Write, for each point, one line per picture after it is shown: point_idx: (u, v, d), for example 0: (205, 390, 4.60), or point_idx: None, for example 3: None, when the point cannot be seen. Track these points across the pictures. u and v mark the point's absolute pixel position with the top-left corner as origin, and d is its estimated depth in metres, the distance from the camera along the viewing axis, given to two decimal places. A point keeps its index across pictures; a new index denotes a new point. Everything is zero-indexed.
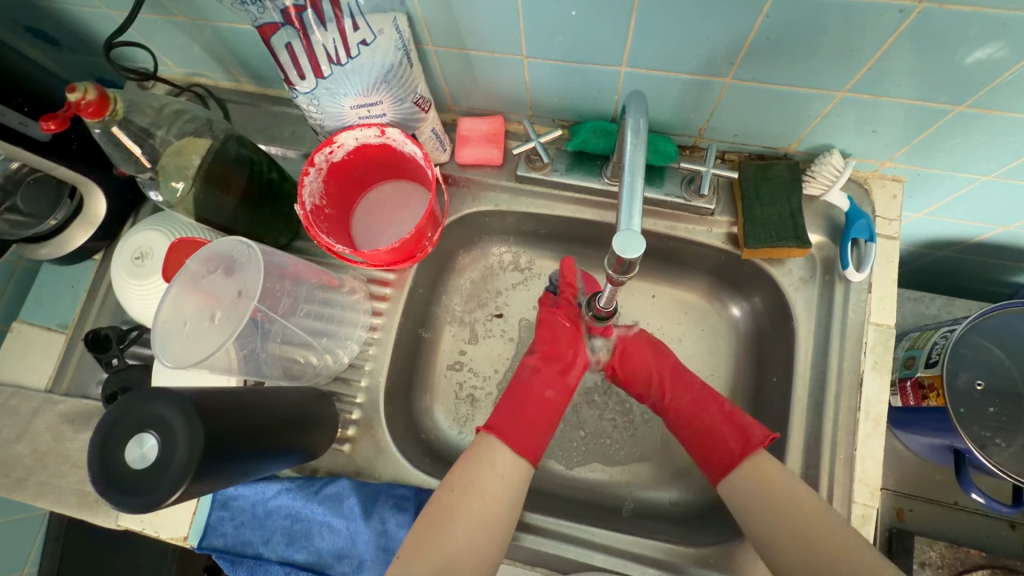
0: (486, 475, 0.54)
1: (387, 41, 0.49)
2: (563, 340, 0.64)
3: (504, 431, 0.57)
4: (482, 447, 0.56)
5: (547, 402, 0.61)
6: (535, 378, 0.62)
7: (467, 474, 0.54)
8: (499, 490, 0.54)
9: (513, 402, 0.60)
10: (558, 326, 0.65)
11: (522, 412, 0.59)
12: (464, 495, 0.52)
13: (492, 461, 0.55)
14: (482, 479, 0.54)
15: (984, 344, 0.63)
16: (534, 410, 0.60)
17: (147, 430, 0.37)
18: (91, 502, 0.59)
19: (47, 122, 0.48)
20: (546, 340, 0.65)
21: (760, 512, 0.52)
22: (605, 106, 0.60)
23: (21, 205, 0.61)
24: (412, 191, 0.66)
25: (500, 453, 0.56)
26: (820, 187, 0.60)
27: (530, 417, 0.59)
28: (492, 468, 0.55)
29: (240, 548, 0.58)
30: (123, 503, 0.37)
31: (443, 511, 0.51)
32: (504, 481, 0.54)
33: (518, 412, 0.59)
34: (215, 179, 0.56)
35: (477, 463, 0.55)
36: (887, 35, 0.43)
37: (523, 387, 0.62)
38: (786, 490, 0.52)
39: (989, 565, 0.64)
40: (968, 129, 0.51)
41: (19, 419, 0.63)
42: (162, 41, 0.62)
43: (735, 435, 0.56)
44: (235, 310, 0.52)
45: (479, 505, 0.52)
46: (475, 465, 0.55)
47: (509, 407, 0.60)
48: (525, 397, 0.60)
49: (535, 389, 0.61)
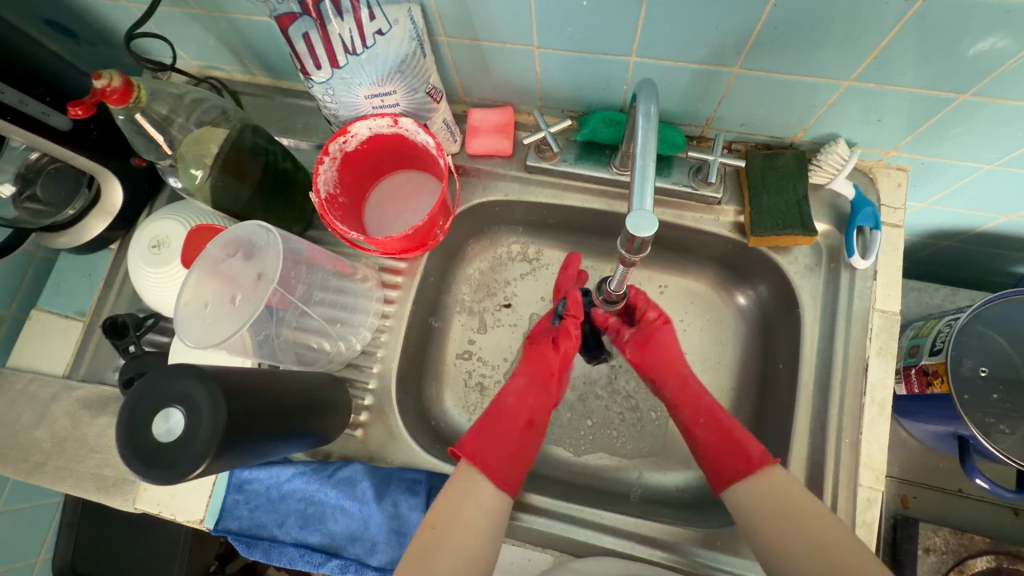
0: (469, 508, 0.52)
1: (402, 31, 0.50)
2: (543, 364, 0.64)
3: (481, 459, 0.55)
4: (464, 480, 0.54)
5: (524, 431, 0.59)
6: (517, 403, 0.61)
7: (446, 510, 0.51)
8: (483, 523, 0.52)
9: (494, 430, 0.58)
10: (546, 352, 0.65)
11: (503, 443, 0.57)
12: (443, 531, 0.50)
13: (476, 491, 0.53)
14: (463, 513, 0.51)
15: (987, 332, 0.64)
16: (511, 442, 0.58)
17: (174, 405, 0.39)
18: (108, 486, 0.60)
19: (74, 107, 0.49)
20: (533, 363, 0.65)
21: (766, 505, 0.51)
22: (614, 96, 0.61)
23: (40, 194, 0.62)
24: (423, 181, 0.67)
25: (481, 486, 0.54)
26: (826, 176, 0.61)
27: (505, 442, 0.58)
28: (474, 503, 0.52)
29: (255, 531, 0.59)
30: (151, 475, 0.38)
31: (424, 548, 0.49)
32: (485, 510, 0.52)
33: (496, 437, 0.58)
34: (232, 167, 0.57)
35: (456, 499, 0.52)
36: (893, 22, 0.44)
37: (505, 415, 0.60)
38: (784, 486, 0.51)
39: (993, 551, 0.64)
40: (971, 118, 0.52)
41: (38, 404, 0.64)
42: (179, 33, 0.64)
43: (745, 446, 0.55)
44: (254, 294, 0.53)
45: (460, 537, 0.50)
46: (456, 499, 0.52)
47: (486, 432, 0.58)
48: (507, 425, 0.59)
49: (512, 414, 0.60)
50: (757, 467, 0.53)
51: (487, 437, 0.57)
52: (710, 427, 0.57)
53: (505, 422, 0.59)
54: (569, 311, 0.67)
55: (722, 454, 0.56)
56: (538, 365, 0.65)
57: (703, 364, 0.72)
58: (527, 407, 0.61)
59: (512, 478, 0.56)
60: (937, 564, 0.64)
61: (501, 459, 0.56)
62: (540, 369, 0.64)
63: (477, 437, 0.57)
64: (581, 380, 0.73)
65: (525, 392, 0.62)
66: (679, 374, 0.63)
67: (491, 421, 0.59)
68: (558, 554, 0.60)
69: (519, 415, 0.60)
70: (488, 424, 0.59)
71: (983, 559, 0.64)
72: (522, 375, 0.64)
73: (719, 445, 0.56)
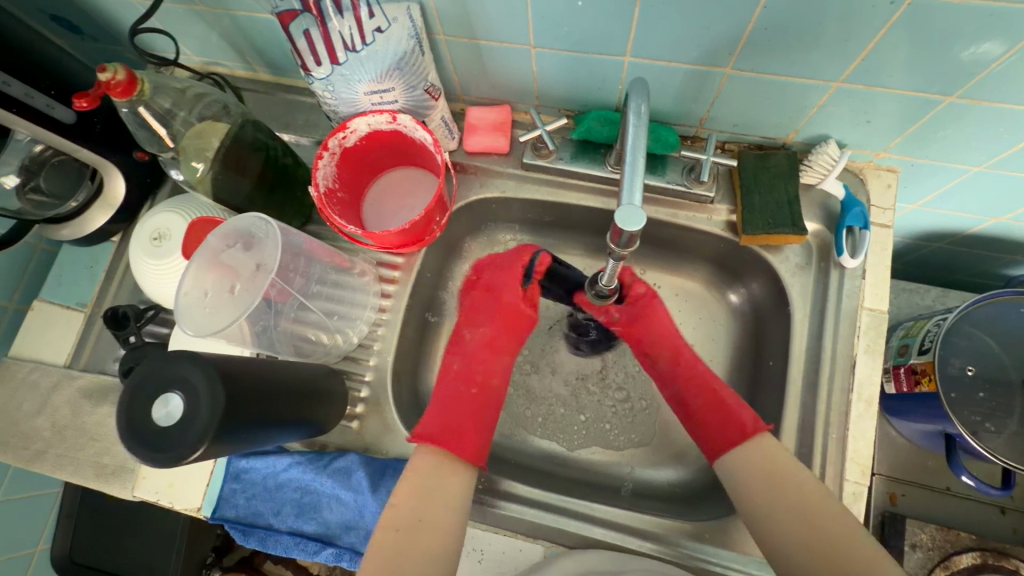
0: (434, 506, 0.52)
1: (401, 29, 0.51)
2: (519, 334, 0.69)
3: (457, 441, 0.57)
4: (429, 477, 0.54)
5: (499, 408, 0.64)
6: (500, 373, 0.65)
7: (412, 511, 0.51)
8: (452, 519, 0.52)
9: (472, 411, 0.61)
10: (522, 316, 0.69)
11: (478, 423, 0.60)
12: (409, 533, 0.50)
13: (444, 487, 0.54)
14: (428, 515, 0.52)
15: (975, 333, 0.65)
16: (480, 423, 0.60)
17: (173, 390, 0.40)
18: (108, 473, 0.61)
19: (79, 99, 0.50)
20: (512, 332, 0.68)
21: (761, 484, 0.52)
22: (609, 96, 0.62)
23: (44, 185, 0.63)
24: (421, 178, 0.69)
25: (448, 480, 0.55)
26: (816, 176, 0.62)
27: (489, 425, 0.61)
28: (439, 498, 0.53)
29: (251, 519, 0.60)
30: (150, 457, 0.39)
31: (393, 551, 0.49)
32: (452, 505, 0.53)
33: (485, 424, 0.61)
34: (233, 162, 0.58)
35: (422, 499, 0.52)
36: (880, 25, 0.45)
37: (484, 389, 0.63)
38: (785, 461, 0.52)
39: (979, 548, 0.66)
40: (958, 121, 0.53)
41: (39, 393, 0.65)
42: (182, 29, 0.65)
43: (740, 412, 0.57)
44: (253, 284, 0.55)
45: (430, 536, 0.51)
46: (425, 498, 0.53)
47: (472, 419, 0.60)
48: (485, 399, 0.62)
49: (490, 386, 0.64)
50: (754, 431, 0.55)
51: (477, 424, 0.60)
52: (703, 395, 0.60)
53: (483, 400, 0.62)
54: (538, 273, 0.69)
55: (722, 420, 0.57)
56: (510, 332, 0.68)
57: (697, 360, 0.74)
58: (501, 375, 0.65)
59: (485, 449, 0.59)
60: (923, 560, 0.66)
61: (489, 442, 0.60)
62: (514, 341, 0.68)
63: (462, 427, 0.59)
64: (574, 376, 0.74)
65: (501, 362, 0.66)
66: (673, 347, 0.65)
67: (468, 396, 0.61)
68: (549, 544, 0.60)
69: (495, 384, 0.64)
70: (478, 411, 0.60)
71: (968, 555, 0.65)
72: (503, 351, 0.67)
73: (715, 411, 0.58)
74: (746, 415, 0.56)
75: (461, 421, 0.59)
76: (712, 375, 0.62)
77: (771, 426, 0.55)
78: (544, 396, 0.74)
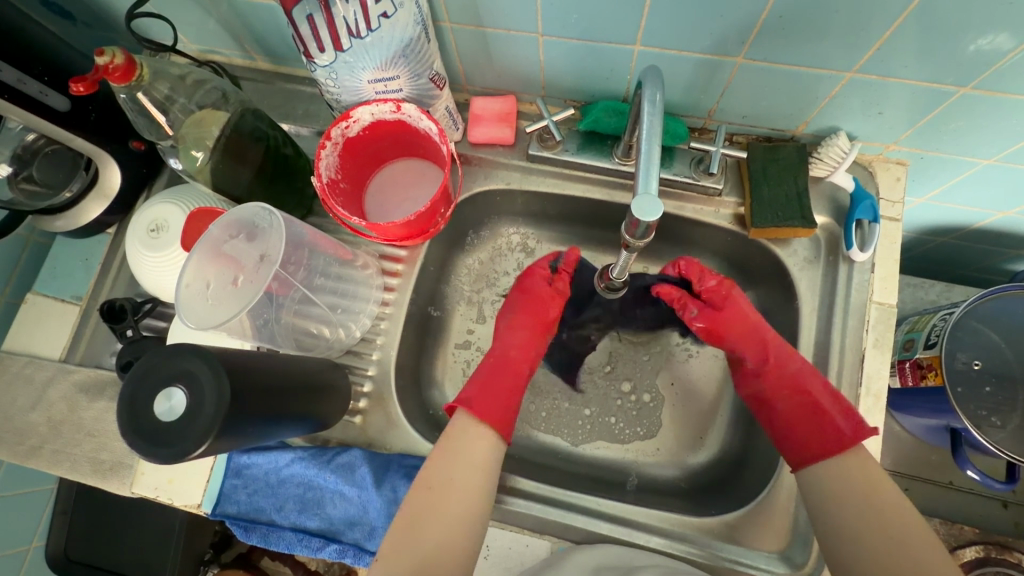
0: (462, 468, 0.53)
1: (407, 14, 0.49)
2: (541, 317, 0.69)
3: (478, 404, 0.58)
4: (457, 440, 0.55)
5: (523, 381, 0.64)
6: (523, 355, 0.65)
7: (438, 473, 0.52)
8: (478, 485, 0.53)
9: (494, 379, 0.62)
10: (546, 303, 0.69)
11: (500, 394, 0.60)
12: (439, 492, 0.51)
13: (470, 451, 0.55)
14: (459, 475, 0.52)
15: (981, 328, 0.64)
16: (505, 397, 0.60)
17: (175, 384, 0.39)
18: (106, 470, 0.60)
19: (76, 84, 0.48)
20: (529, 314, 0.68)
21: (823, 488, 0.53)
22: (617, 86, 0.61)
23: (37, 175, 0.62)
24: (425, 169, 0.68)
25: (476, 442, 0.56)
26: (826, 169, 0.61)
27: (505, 393, 0.61)
28: (467, 461, 0.53)
29: (253, 515, 0.59)
30: (151, 453, 0.38)
31: (418, 510, 0.50)
32: (478, 469, 0.53)
33: (498, 387, 0.61)
34: (233, 151, 0.57)
35: (450, 458, 0.53)
36: (896, 15, 0.45)
37: (506, 365, 0.64)
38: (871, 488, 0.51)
39: (982, 541, 0.67)
40: (971, 113, 0.53)
41: (33, 388, 0.63)
42: (179, 15, 0.63)
43: (845, 421, 0.55)
44: (257, 276, 0.54)
45: (455, 500, 0.51)
46: (452, 458, 0.53)
47: (489, 383, 0.61)
48: (507, 367, 0.63)
49: (516, 366, 0.64)
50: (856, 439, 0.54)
51: (493, 388, 0.61)
52: (796, 400, 0.58)
53: (506, 374, 0.63)
54: (566, 264, 0.72)
55: (820, 424, 0.56)
56: (543, 325, 0.69)
57: (701, 354, 0.73)
58: (530, 357, 0.66)
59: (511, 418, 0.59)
60: None
61: (504, 405, 0.60)
62: (534, 321, 0.68)
63: (479, 391, 0.60)
64: (576, 370, 0.73)
65: (527, 344, 0.67)
66: (760, 340, 0.62)
67: (494, 367, 0.63)
68: (555, 540, 0.61)
69: (522, 365, 0.65)
70: (512, 382, 0.62)
71: (972, 548, 0.67)
72: (522, 327, 0.67)
73: (816, 417, 0.56)
74: (848, 421, 0.55)
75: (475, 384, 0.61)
76: (807, 373, 0.58)
77: (875, 435, 0.53)
78: (548, 391, 0.73)
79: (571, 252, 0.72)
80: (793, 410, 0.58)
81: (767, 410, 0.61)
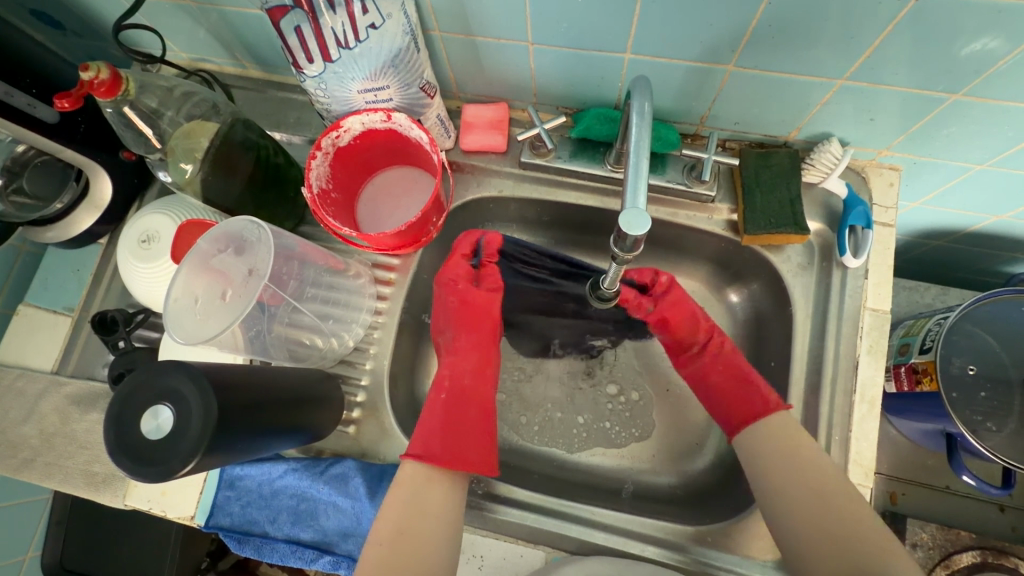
0: (418, 514, 0.52)
1: (396, 25, 0.49)
2: (481, 327, 0.68)
3: (434, 451, 0.56)
4: (408, 488, 0.54)
5: (489, 406, 0.63)
6: (478, 381, 0.64)
7: (394, 523, 0.51)
8: (437, 525, 0.52)
9: (456, 420, 0.60)
10: (483, 312, 0.68)
11: (462, 432, 0.59)
12: (397, 543, 0.50)
13: (425, 497, 0.53)
14: (412, 522, 0.51)
15: (976, 332, 0.64)
16: (471, 433, 0.59)
17: (162, 402, 0.39)
18: (98, 482, 0.59)
19: (60, 100, 0.48)
20: (476, 330, 0.67)
21: (779, 472, 0.53)
22: (609, 93, 0.61)
23: (27, 187, 0.62)
24: (416, 177, 0.67)
25: (430, 488, 0.54)
26: (819, 175, 0.61)
27: (473, 427, 0.60)
28: (423, 508, 0.52)
29: (246, 527, 0.59)
30: (140, 472, 0.38)
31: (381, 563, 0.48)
32: (435, 512, 0.52)
33: (463, 425, 0.60)
34: (222, 162, 0.56)
35: (403, 509, 0.52)
36: (887, 21, 0.44)
37: (467, 399, 0.62)
38: (833, 490, 0.51)
39: (979, 546, 0.66)
40: (963, 118, 0.52)
41: (25, 400, 0.63)
42: (168, 25, 0.63)
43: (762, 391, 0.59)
44: (246, 289, 0.53)
45: (415, 546, 0.50)
46: (405, 510, 0.52)
47: (452, 423, 0.59)
48: (469, 400, 0.62)
49: (475, 394, 0.63)
50: (770, 408, 0.57)
51: (458, 427, 0.59)
52: (728, 371, 0.62)
53: (466, 408, 0.61)
54: (487, 254, 0.68)
55: (747, 393, 0.59)
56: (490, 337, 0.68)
57: None
58: (485, 383, 0.65)
59: (487, 455, 0.59)
60: (924, 559, 0.66)
61: (472, 444, 0.58)
62: (477, 334, 0.67)
63: (440, 438, 0.57)
64: (568, 378, 0.73)
65: (478, 368, 0.65)
66: (702, 323, 0.66)
67: (454, 404, 0.61)
68: (550, 550, 0.61)
69: (478, 391, 0.63)
70: (479, 418, 0.61)
71: (968, 554, 0.65)
72: (470, 349, 0.66)
73: (740, 388, 0.60)
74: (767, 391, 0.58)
75: (433, 431, 0.58)
76: (735, 352, 0.64)
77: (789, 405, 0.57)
78: (540, 401, 0.73)
79: (491, 238, 0.68)
80: (725, 380, 0.62)
81: (704, 391, 0.64)
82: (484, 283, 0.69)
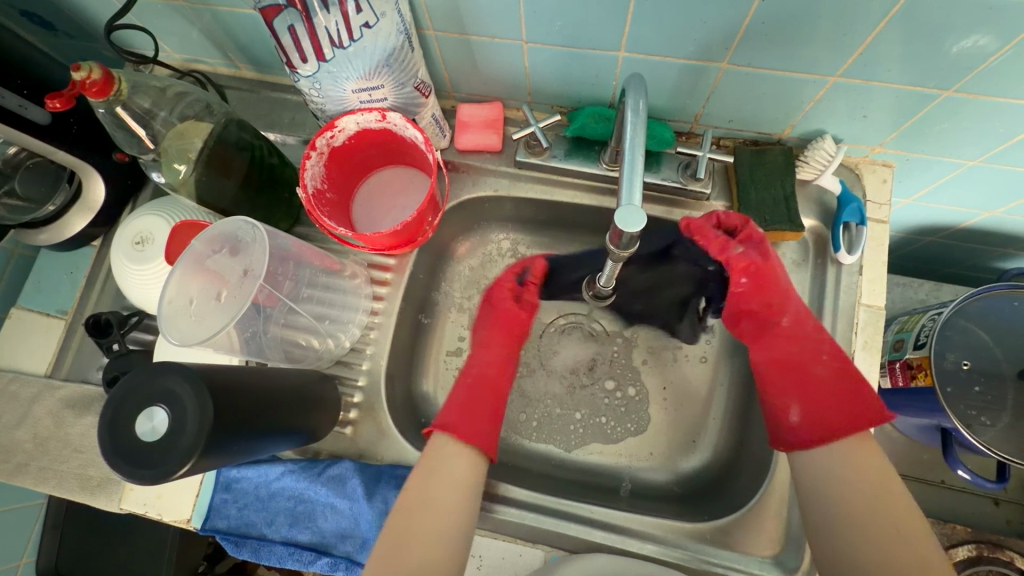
0: (438, 488, 0.53)
1: (389, 24, 0.49)
2: (514, 326, 0.69)
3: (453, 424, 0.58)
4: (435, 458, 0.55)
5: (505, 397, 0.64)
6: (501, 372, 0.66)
7: (415, 495, 0.52)
8: (455, 499, 0.53)
9: (476, 400, 0.61)
10: (519, 314, 0.70)
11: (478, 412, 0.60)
12: (414, 515, 0.51)
13: (446, 468, 0.54)
14: (433, 494, 0.52)
15: (971, 327, 0.64)
16: (487, 416, 0.61)
17: (157, 404, 0.38)
18: (93, 486, 0.59)
19: (52, 100, 0.48)
20: (503, 329, 0.69)
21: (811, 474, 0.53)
22: (603, 91, 0.61)
23: (19, 189, 0.61)
24: (412, 176, 0.67)
25: (454, 459, 0.55)
26: (813, 172, 0.62)
27: (490, 412, 0.61)
28: (446, 480, 0.53)
29: (243, 529, 0.58)
30: (133, 475, 0.38)
31: (399, 533, 0.50)
32: (456, 487, 0.53)
33: (482, 407, 0.61)
34: (216, 163, 0.56)
35: (426, 480, 0.53)
36: (880, 17, 0.44)
37: (485, 382, 0.64)
38: (863, 484, 0.50)
39: (974, 540, 0.67)
40: (956, 114, 0.53)
41: (19, 405, 0.62)
42: (161, 26, 0.62)
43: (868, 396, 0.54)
44: (241, 289, 0.53)
45: (433, 521, 0.51)
46: (428, 476, 0.53)
47: (470, 402, 0.61)
48: (489, 387, 0.63)
49: (495, 384, 0.64)
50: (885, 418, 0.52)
51: (476, 407, 0.61)
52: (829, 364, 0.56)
53: (487, 393, 0.63)
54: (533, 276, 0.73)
55: (852, 393, 0.54)
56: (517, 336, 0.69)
57: (693, 357, 0.73)
58: (506, 375, 0.66)
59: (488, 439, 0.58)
60: None
61: (485, 429, 0.59)
62: (508, 334, 0.69)
63: (458, 412, 0.59)
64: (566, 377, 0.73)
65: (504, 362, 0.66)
66: (795, 304, 0.60)
67: (476, 386, 0.63)
68: (549, 549, 0.61)
69: (498, 377, 0.65)
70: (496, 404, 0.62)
71: (965, 547, 0.67)
72: (497, 344, 0.68)
73: (846, 384, 0.55)
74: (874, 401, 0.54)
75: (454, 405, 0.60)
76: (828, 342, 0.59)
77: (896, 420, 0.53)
78: (538, 401, 0.73)
79: (537, 262, 0.73)
80: (825, 369, 0.56)
81: (787, 372, 0.58)
82: (524, 296, 0.72)
